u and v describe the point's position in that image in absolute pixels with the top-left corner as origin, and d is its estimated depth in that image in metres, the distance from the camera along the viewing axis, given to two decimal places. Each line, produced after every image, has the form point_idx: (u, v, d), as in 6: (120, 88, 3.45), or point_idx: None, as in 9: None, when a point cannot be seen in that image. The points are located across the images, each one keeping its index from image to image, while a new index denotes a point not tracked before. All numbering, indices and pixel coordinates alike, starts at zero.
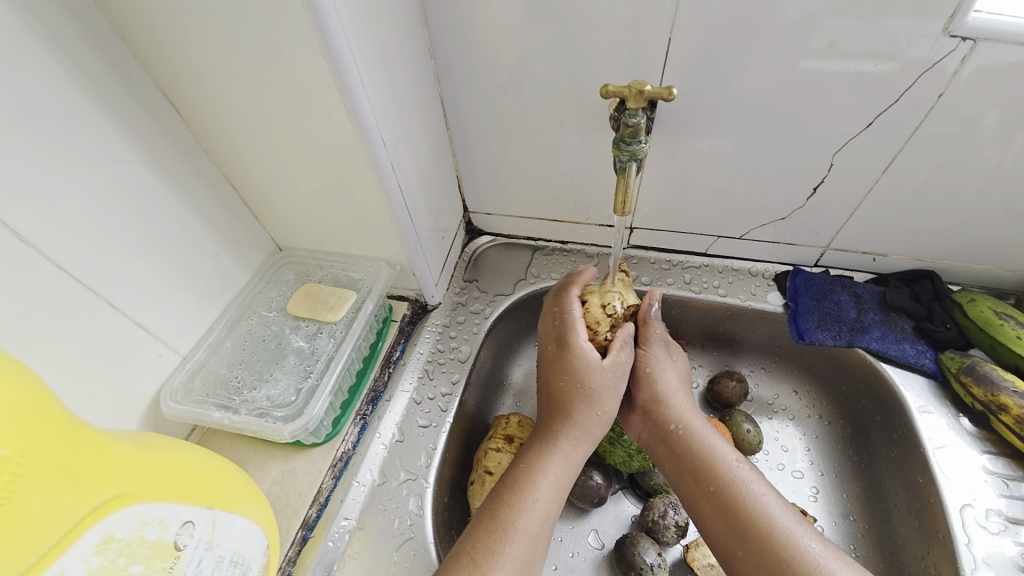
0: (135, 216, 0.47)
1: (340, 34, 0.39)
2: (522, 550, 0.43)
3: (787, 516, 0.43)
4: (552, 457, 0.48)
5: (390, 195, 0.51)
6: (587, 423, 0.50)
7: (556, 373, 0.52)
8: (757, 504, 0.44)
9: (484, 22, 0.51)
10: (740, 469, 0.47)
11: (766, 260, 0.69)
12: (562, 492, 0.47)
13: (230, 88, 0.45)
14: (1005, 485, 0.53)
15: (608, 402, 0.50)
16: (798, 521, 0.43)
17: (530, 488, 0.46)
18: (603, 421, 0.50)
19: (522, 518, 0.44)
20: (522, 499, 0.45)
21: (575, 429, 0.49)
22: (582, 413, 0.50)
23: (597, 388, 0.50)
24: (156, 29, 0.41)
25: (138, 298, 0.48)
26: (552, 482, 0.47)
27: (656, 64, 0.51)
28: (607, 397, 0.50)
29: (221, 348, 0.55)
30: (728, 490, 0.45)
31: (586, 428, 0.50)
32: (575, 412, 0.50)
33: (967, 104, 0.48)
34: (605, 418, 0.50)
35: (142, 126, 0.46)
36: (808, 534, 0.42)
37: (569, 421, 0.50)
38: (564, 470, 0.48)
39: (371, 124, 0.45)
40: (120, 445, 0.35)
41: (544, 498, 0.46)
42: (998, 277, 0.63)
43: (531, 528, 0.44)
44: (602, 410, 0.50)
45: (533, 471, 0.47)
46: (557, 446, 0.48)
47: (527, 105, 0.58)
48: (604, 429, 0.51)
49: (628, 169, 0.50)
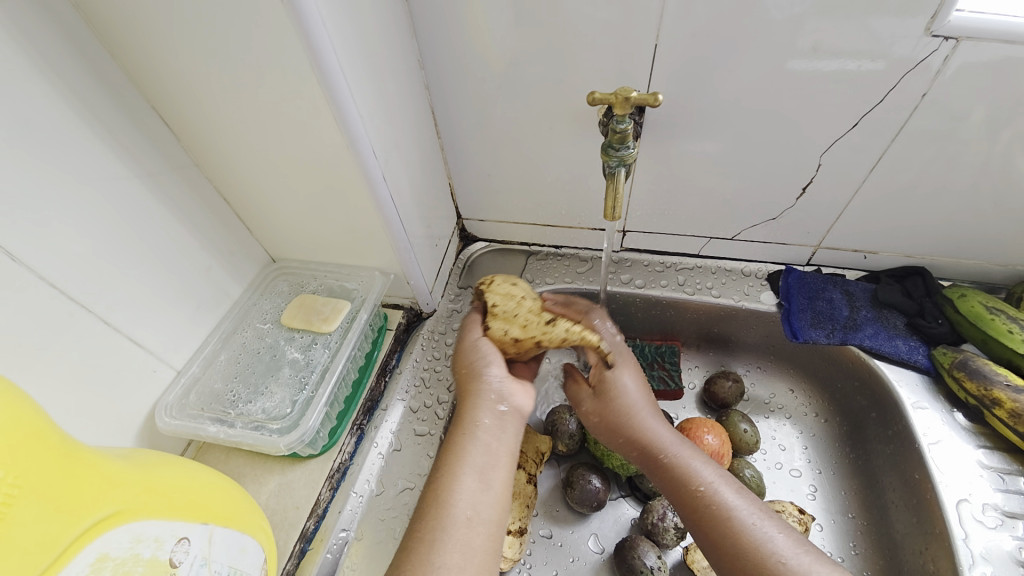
0: (127, 231, 0.47)
1: (328, 47, 0.39)
2: (454, 537, 0.40)
3: (757, 523, 0.42)
4: (461, 443, 0.45)
5: (381, 204, 0.51)
6: (481, 397, 0.48)
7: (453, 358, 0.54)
8: (725, 514, 0.44)
9: (473, 31, 0.52)
10: (706, 480, 0.46)
11: (759, 260, 0.70)
12: (491, 472, 0.45)
13: (221, 103, 0.45)
14: (1001, 480, 0.53)
15: (466, 359, 0.52)
16: (765, 524, 0.43)
17: (450, 479, 0.43)
18: (486, 374, 0.50)
19: (443, 505, 0.42)
20: (442, 495, 0.43)
21: (471, 400, 0.48)
22: (472, 383, 0.50)
23: (459, 351, 0.53)
24: (146, 46, 0.42)
25: (133, 313, 0.48)
26: (471, 460, 0.44)
27: (644, 69, 0.51)
28: (469, 355, 0.52)
29: (216, 362, 0.55)
30: (697, 504, 0.45)
31: (480, 391, 0.49)
32: (467, 383, 0.50)
33: (952, 102, 0.49)
34: (485, 368, 0.50)
35: (133, 141, 0.46)
36: (780, 540, 0.41)
37: (466, 394, 0.49)
38: (479, 445, 0.45)
39: (362, 134, 0.46)
40: (115, 464, 0.35)
41: (463, 478, 0.43)
42: (988, 272, 0.64)
43: (461, 512, 0.42)
44: (483, 366, 0.50)
45: (454, 455, 0.45)
46: (467, 422, 0.47)
47: (518, 112, 0.58)
48: (494, 384, 0.49)
49: (617, 174, 0.51)
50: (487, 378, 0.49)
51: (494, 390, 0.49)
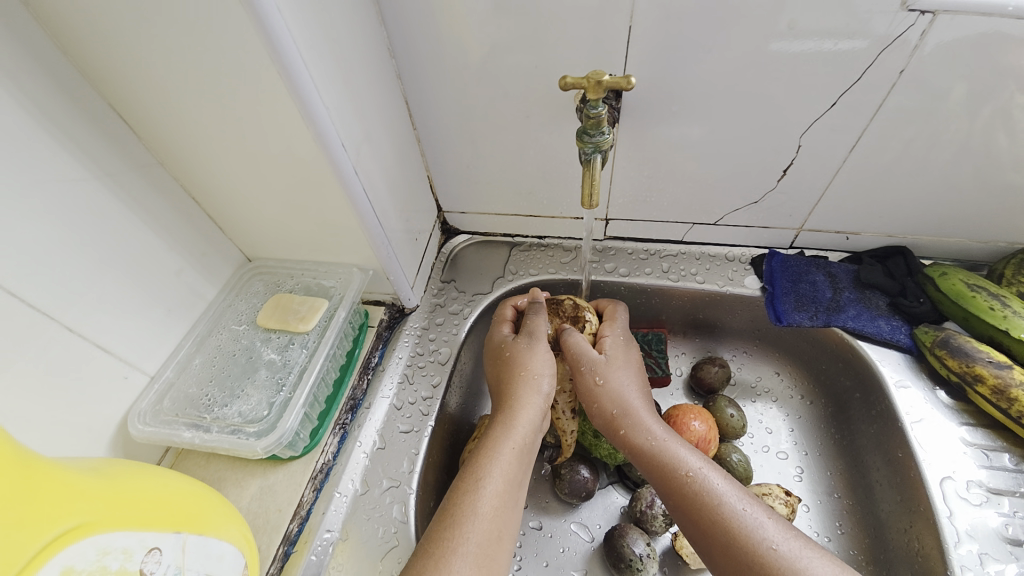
0: (91, 236, 0.45)
1: (286, 36, 0.38)
2: (477, 533, 0.43)
3: (750, 519, 0.43)
4: (499, 439, 0.48)
5: (354, 200, 0.50)
6: (523, 389, 0.52)
7: (499, 362, 0.56)
8: (718, 515, 0.43)
9: (444, 17, 0.50)
10: (698, 479, 0.46)
11: (742, 244, 0.69)
12: (515, 475, 0.47)
13: (179, 98, 0.43)
14: (985, 457, 0.54)
15: (532, 360, 0.54)
16: (763, 523, 0.42)
17: (479, 472, 0.46)
18: (537, 382, 0.52)
19: (471, 502, 0.44)
20: (471, 485, 0.45)
21: (518, 407, 0.51)
22: (524, 390, 0.52)
23: (517, 354, 0.55)
24: (94, 39, 0.40)
25: (100, 320, 0.46)
26: (502, 462, 0.47)
27: (620, 53, 0.50)
28: (529, 358, 0.54)
29: (190, 366, 0.54)
30: (689, 506, 0.45)
31: (528, 398, 0.51)
32: (514, 387, 0.52)
33: (930, 79, 0.48)
34: (538, 376, 0.53)
35: (91, 141, 0.44)
36: (774, 535, 0.41)
37: (512, 399, 0.51)
38: (512, 448, 0.48)
39: (329, 128, 0.44)
40: (77, 476, 0.34)
41: (493, 479, 0.46)
42: (970, 249, 0.64)
43: (488, 513, 0.44)
44: (538, 376, 0.53)
45: (486, 451, 0.48)
46: (504, 421, 0.50)
47: (495, 101, 0.57)
48: (544, 394, 0.52)
49: (592, 161, 0.50)
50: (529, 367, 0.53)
51: (538, 379, 0.53)
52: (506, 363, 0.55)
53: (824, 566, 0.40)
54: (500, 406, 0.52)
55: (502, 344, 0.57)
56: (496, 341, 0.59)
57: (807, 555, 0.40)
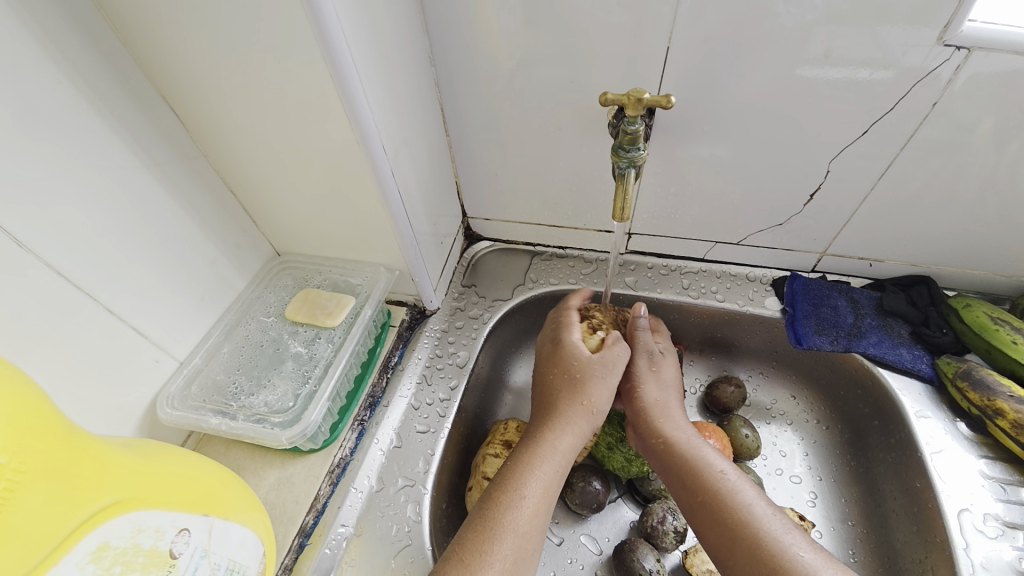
0: (135, 222, 0.47)
1: (341, 39, 0.39)
2: (512, 549, 0.43)
3: (777, 525, 0.42)
4: (541, 456, 0.49)
5: (389, 201, 0.51)
6: (574, 409, 0.52)
7: (562, 373, 0.54)
8: (746, 515, 0.43)
9: (485, 29, 0.51)
10: (728, 479, 0.46)
11: (763, 266, 0.70)
12: (554, 494, 0.48)
13: (230, 94, 0.45)
14: (1002, 490, 0.53)
15: (595, 392, 0.53)
16: (790, 531, 0.42)
17: (519, 484, 0.46)
18: (592, 416, 0.52)
19: (510, 515, 0.44)
20: (511, 496, 0.46)
21: (565, 429, 0.51)
22: (572, 411, 0.52)
23: (587, 378, 0.53)
24: (157, 34, 0.42)
25: (137, 303, 0.47)
26: (543, 481, 0.47)
27: (655, 73, 0.51)
28: (595, 388, 0.53)
29: (219, 354, 0.55)
30: (714, 503, 0.45)
31: (579, 426, 0.51)
32: (565, 408, 0.52)
33: (961, 112, 0.49)
34: (595, 411, 0.52)
35: (142, 130, 0.46)
36: (799, 543, 0.41)
37: (561, 418, 0.51)
38: (554, 468, 0.48)
39: (372, 130, 0.46)
40: (118, 452, 0.35)
41: (533, 494, 0.46)
42: (993, 282, 0.64)
43: (523, 530, 0.44)
44: (595, 410, 0.52)
45: (527, 464, 0.48)
46: (547, 439, 0.50)
47: (527, 112, 0.58)
48: (593, 427, 0.52)
49: (626, 175, 0.51)
50: (591, 391, 0.52)
51: (593, 402, 0.52)
52: (571, 381, 0.53)
53: None
54: (542, 422, 0.52)
55: (568, 356, 0.55)
56: (566, 347, 0.56)
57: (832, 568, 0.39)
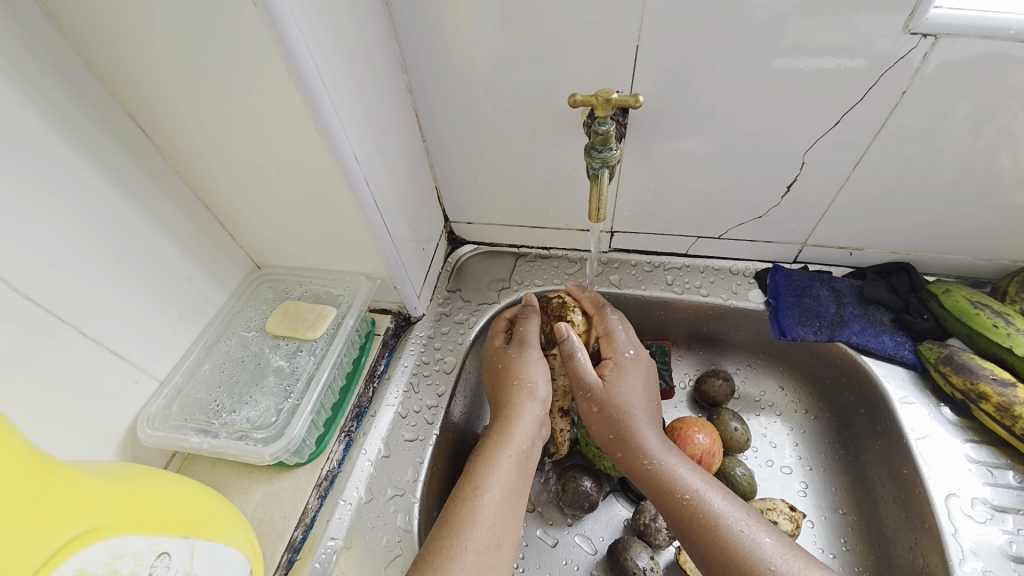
0: (108, 243, 0.46)
1: (305, 52, 0.39)
2: (479, 540, 0.43)
3: (749, 540, 0.43)
4: (500, 450, 0.49)
5: (365, 211, 0.51)
6: (523, 398, 0.52)
7: (491, 370, 0.57)
8: (719, 533, 0.44)
9: (456, 32, 0.51)
10: (695, 497, 0.47)
11: (746, 259, 0.70)
12: (515, 483, 0.48)
13: (197, 110, 0.45)
14: (989, 473, 0.53)
15: (529, 371, 0.54)
16: (758, 538, 0.43)
17: (479, 479, 0.47)
18: (531, 389, 0.53)
19: (472, 509, 0.45)
20: (472, 491, 0.46)
21: (518, 416, 0.51)
22: (518, 397, 0.52)
23: (512, 364, 0.55)
24: (118, 51, 0.41)
25: (113, 324, 0.47)
26: (502, 472, 0.48)
27: (628, 71, 0.51)
28: (528, 367, 0.54)
29: (199, 371, 0.54)
30: (688, 521, 0.46)
31: (527, 410, 0.52)
32: (511, 397, 0.53)
33: (933, 98, 0.49)
34: (534, 384, 0.53)
35: (111, 149, 0.46)
36: (770, 549, 0.43)
37: (509, 409, 0.52)
38: (511, 456, 0.49)
39: (343, 140, 0.45)
40: (91, 478, 0.35)
41: (494, 486, 0.47)
42: (973, 266, 0.64)
43: (487, 521, 0.45)
44: (532, 383, 0.53)
45: (484, 458, 0.49)
46: (502, 430, 0.50)
47: (503, 114, 0.58)
48: (540, 403, 0.53)
49: (600, 176, 0.51)
50: (531, 378, 0.53)
51: (538, 387, 0.53)
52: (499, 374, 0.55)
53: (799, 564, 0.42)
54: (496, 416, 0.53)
55: (495, 355, 0.57)
56: (490, 354, 0.59)
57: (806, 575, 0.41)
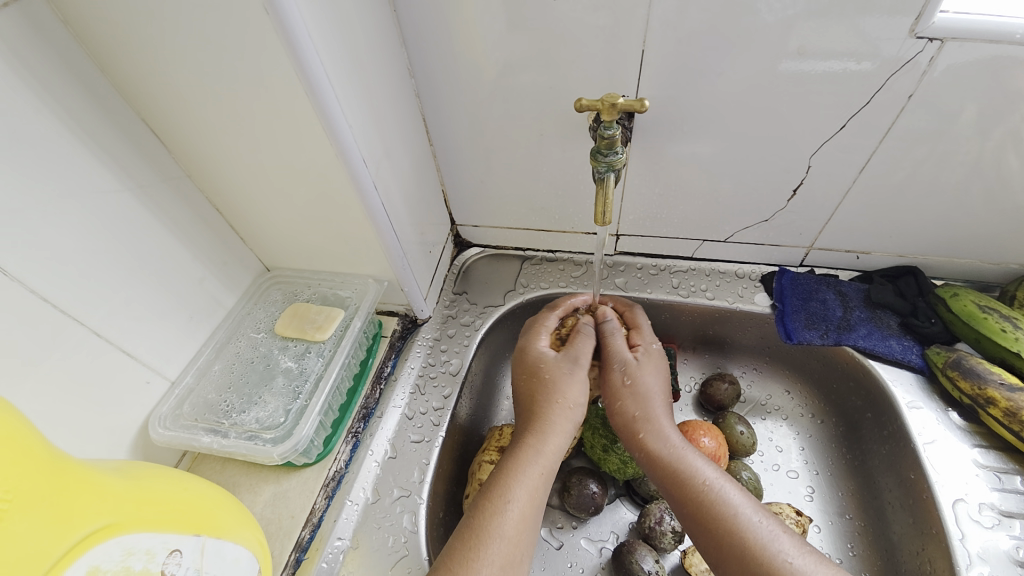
0: (121, 245, 0.47)
1: (315, 59, 0.40)
2: (500, 555, 0.43)
3: (766, 532, 0.43)
4: (525, 463, 0.48)
5: (373, 215, 0.52)
6: (554, 412, 0.52)
7: (530, 374, 0.55)
8: (735, 522, 0.44)
9: (464, 37, 0.52)
10: (713, 487, 0.46)
11: (752, 262, 0.70)
12: (539, 497, 0.48)
13: (210, 115, 0.45)
14: (998, 479, 0.53)
15: (568, 389, 0.53)
16: (778, 536, 0.43)
17: (503, 492, 0.46)
18: (570, 411, 0.53)
19: (496, 523, 0.44)
20: (496, 504, 0.46)
21: (548, 431, 0.51)
22: (553, 413, 0.52)
23: (557, 377, 0.54)
24: (134, 58, 0.42)
25: (125, 325, 0.48)
26: (527, 485, 0.47)
27: (634, 75, 0.52)
28: (568, 385, 0.53)
29: (209, 372, 0.55)
30: (705, 512, 0.45)
31: (559, 426, 0.51)
32: (544, 410, 0.52)
33: (940, 101, 0.49)
34: (573, 406, 0.53)
35: (125, 153, 0.47)
36: (789, 550, 0.42)
37: (542, 422, 0.51)
38: (538, 471, 0.48)
39: (352, 144, 0.46)
40: (103, 477, 0.35)
41: (518, 500, 0.46)
42: (982, 270, 0.64)
43: (510, 535, 0.44)
44: (573, 404, 0.53)
45: (509, 468, 0.48)
46: (530, 443, 0.50)
47: (509, 118, 0.58)
48: (573, 422, 0.52)
49: (606, 179, 0.51)
50: (562, 391, 0.53)
51: (572, 401, 0.53)
52: (544, 384, 0.54)
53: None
54: (524, 426, 0.52)
55: (540, 361, 0.56)
56: (531, 357, 0.57)
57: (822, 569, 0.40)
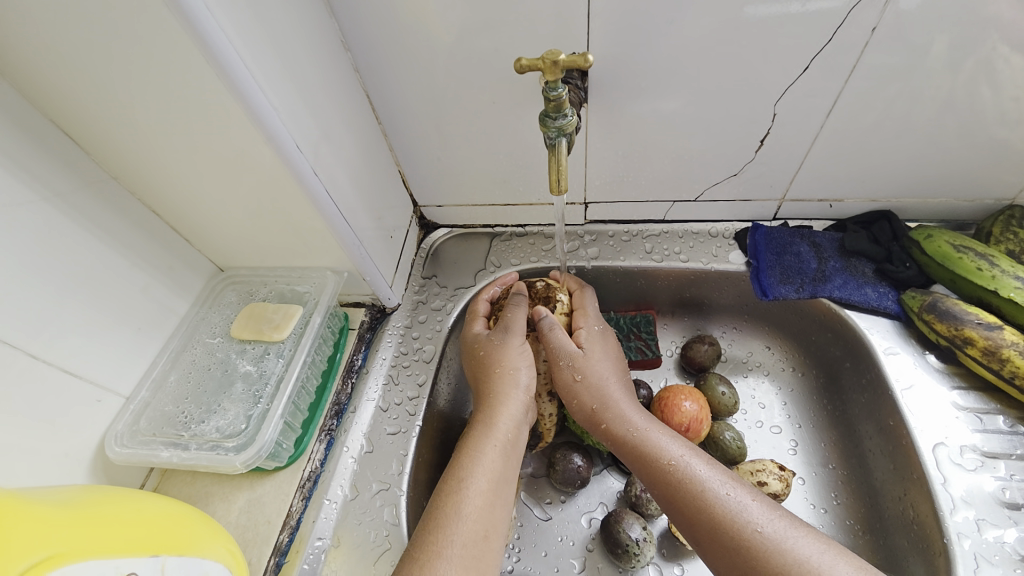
0: (46, 260, 0.44)
1: (220, 37, 0.36)
2: (463, 532, 0.42)
3: (734, 503, 0.42)
4: (482, 442, 0.48)
5: (319, 204, 0.49)
6: (505, 389, 0.51)
7: (473, 357, 0.56)
8: (702, 496, 0.43)
9: (397, 2, 0.48)
10: (679, 466, 0.45)
11: (725, 219, 0.68)
12: (502, 475, 0.47)
13: (117, 107, 0.41)
14: (978, 420, 0.53)
15: (506, 355, 0.53)
16: (748, 504, 0.42)
17: (463, 470, 0.46)
18: (514, 376, 0.52)
19: (457, 499, 0.44)
20: (456, 481, 0.45)
21: (499, 403, 0.50)
22: (501, 385, 0.52)
23: (492, 350, 0.54)
24: (23, 52, 0.38)
25: (64, 344, 0.45)
26: (487, 459, 0.47)
27: (583, 30, 0.48)
28: (506, 352, 0.53)
29: (166, 384, 0.52)
30: (673, 494, 0.44)
31: (509, 396, 0.51)
32: (495, 387, 0.52)
33: (907, 33, 0.46)
34: (514, 370, 0.53)
35: (37, 160, 0.43)
36: (759, 518, 0.41)
37: (492, 400, 0.51)
38: (496, 444, 0.48)
39: (281, 129, 0.42)
40: (41, 508, 0.34)
41: (479, 475, 0.45)
42: (956, 209, 0.62)
43: (474, 512, 0.43)
44: (513, 369, 0.53)
45: (467, 447, 0.48)
46: (485, 419, 0.49)
47: (458, 88, 0.55)
48: (523, 388, 0.52)
49: (558, 145, 0.48)
50: (506, 359, 0.53)
51: (523, 381, 0.52)
52: (482, 362, 0.54)
53: (812, 543, 0.39)
54: (480, 407, 0.52)
55: (476, 342, 0.57)
56: (469, 340, 0.58)
57: (794, 535, 0.39)
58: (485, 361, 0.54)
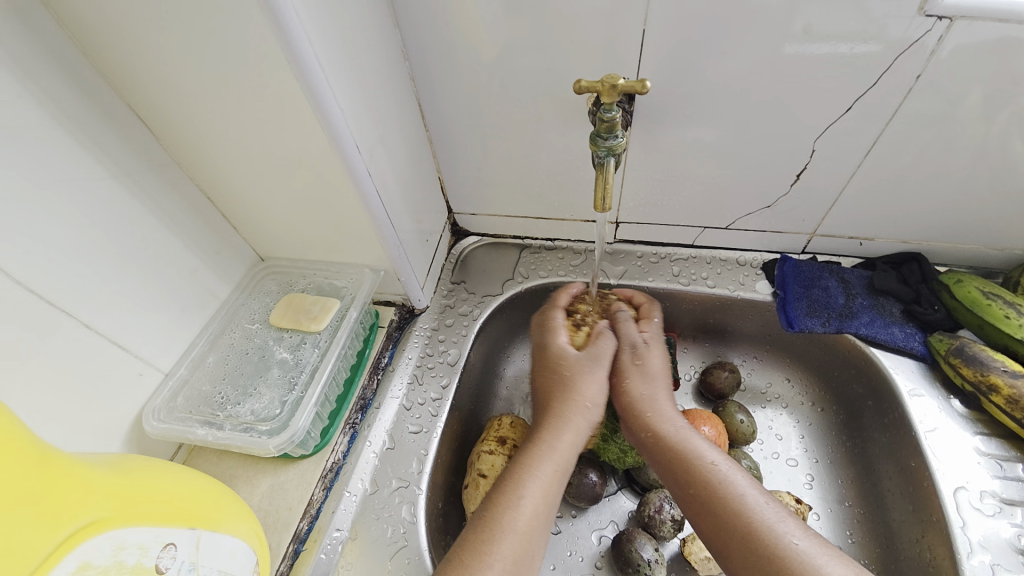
0: (109, 236, 0.46)
1: (304, 40, 0.38)
2: (512, 549, 0.43)
3: (772, 514, 0.42)
4: (538, 460, 0.48)
5: (369, 204, 0.51)
6: (571, 413, 0.51)
7: (550, 372, 0.55)
8: (740, 506, 0.43)
9: (458, 19, 0.50)
10: (719, 469, 0.46)
11: (753, 249, 0.69)
12: (553, 496, 0.47)
13: (194, 98, 0.44)
14: (999, 467, 0.53)
15: (587, 387, 0.53)
16: (784, 519, 0.42)
17: (516, 488, 0.46)
18: (588, 411, 0.52)
19: (509, 516, 0.44)
20: (511, 498, 0.45)
21: (565, 428, 0.50)
22: (570, 410, 0.51)
23: (577, 374, 0.53)
24: (114, 40, 0.40)
25: (116, 317, 0.47)
26: (540, 482, 0.47)
27: (634, 57, 0.50)
28: (586, 383, 0.53)
29: (204, 364, 0.54)
30: (709, 494, 0.45)
31: (575, 423, 0.51)
32: (562, 408, 0.51)
33: (946, 84, 0.48)
34: (589, 404, 0.52)
35: (111, 140, 0.45)
36: (794, 531, 0.41)
37: (556, 419, 0.51)
38: (552, 469, 0.48)
39: (344, 130, 0.45)
40: (97, 470, 0.35)
41: (532, 496, 0.46)
42: (985, 256, 0.63)
43: (523, 529, 0.44)
44: (589, 403, 0.52)
45: (524, 464, 0.48)
46: (546, 441, 0.49)
47: (506, 103, 0.57)
48: (589, 422, 0.52)
49: (606, 164, 0.50)
50: (580, 383, 0.53)
51: (589, 400, 0.52)
52: (563, 381, 0.53)
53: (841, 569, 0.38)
54: (541, 424, 0.52)
55: (561, 358, 0.55)
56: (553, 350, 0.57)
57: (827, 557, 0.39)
58: (551, 386, 0.54)
